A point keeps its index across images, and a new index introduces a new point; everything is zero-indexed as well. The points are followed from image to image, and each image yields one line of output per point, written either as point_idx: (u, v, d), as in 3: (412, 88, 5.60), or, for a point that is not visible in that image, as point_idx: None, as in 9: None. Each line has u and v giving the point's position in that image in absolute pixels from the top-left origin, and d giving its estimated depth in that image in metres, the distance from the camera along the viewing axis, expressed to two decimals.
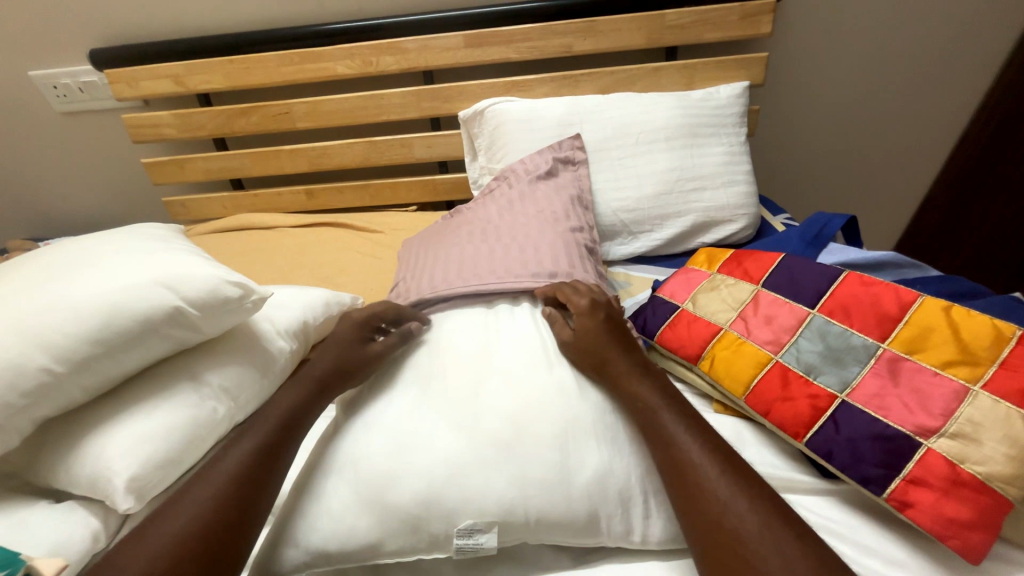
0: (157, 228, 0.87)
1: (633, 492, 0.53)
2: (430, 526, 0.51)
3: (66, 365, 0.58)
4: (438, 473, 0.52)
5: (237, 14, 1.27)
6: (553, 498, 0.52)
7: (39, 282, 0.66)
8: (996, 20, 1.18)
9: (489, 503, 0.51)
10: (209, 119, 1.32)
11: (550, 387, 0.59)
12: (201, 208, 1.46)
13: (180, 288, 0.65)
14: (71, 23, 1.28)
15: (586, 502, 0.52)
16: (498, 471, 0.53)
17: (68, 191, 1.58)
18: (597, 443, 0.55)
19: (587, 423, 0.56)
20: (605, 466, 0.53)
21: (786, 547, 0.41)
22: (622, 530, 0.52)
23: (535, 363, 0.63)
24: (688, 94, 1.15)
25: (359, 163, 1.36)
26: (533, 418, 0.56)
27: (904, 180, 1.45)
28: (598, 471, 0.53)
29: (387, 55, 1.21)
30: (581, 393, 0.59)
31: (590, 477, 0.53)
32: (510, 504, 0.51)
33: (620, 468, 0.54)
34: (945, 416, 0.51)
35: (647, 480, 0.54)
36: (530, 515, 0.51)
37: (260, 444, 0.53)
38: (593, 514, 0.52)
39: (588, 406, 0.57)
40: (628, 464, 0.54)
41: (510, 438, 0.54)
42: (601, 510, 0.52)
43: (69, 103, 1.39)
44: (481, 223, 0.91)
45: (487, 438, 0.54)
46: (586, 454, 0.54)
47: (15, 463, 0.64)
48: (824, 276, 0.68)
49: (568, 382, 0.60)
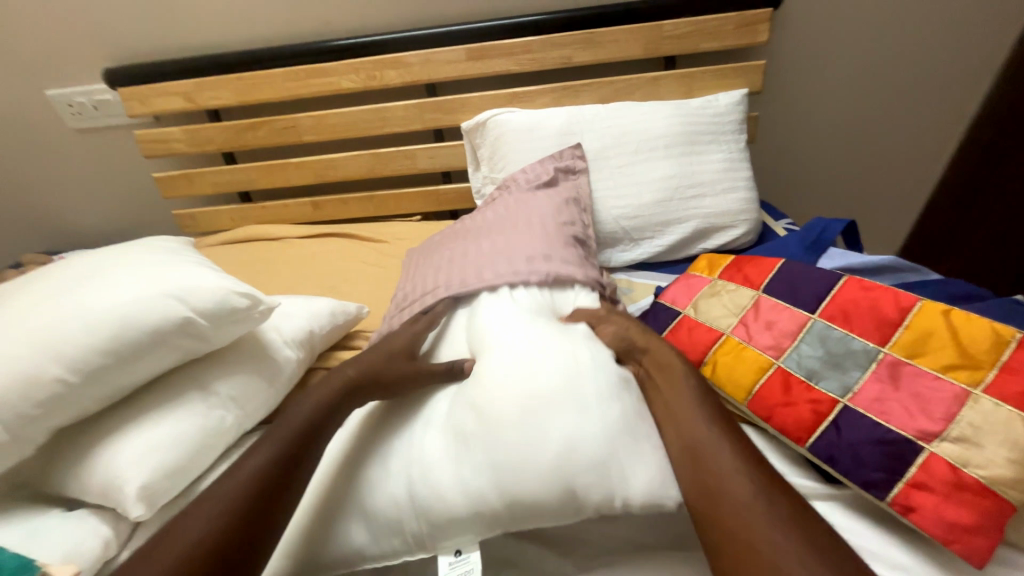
0: (169, 241, 0.89)
1: (604, 456, 0.51)
2: (411, 526, 0.52)
3: (78, 375, 0.60)
4: (413, 470, 0.54)
5: (245, 32, 1.30)
6: (519, 481, 0.50)
7: (54, 294, 0.69)
8: (991, 25, 1.19)
9: (454, 497, 0.52)
10: (218, 134, 1.35)
11: (515, 368, 0.58)
12: (210, 221, 1.49)
13: (189, 298, 0.67)
14: (86, 44, 1.32)
15: (547, 487, 0.50)
16: (464, 463, 0.53)
17: (81, 206, 1.61)
18: (562, 413, 0.53)
19: (548, 396, 0.54)
20: (570, 437, 0.51)
21: (818, 536, 0.41)
22: (601, 500, 0.50)
23: (503, 349, 0.62)
24: (687, 102, 1.16)
25: (363, 175, 1.38)
26: (493, 403, 0.55)
27: (907, 183, 1.44)
28: (564, 442, 0.51)
29: (391, 69, 1.24)
30: (543, 366, 0.57)
31: (554, 451, 0.51)
32: (475, 495, 0.51)
33: (586, 434, 0.51)
34: (945, 420, 0.51)
35: (616, 439, 0.52)
36: (497, 504, 0.51)
37: (282, 456, 0.51)
38: (566, 493, 0.50)
39: (547, 379, 0.56)
40: (596, 432, 0.52)
41: (476, 429, 0.54)
42: (574, 483, 0.50)
43: (83, 121, 1.44)
44: (476, 227, 0.94)
45: (456, 434, 0.55)
46: (551, 427, 0.52)
47: (27, 473, 0.65)
48: (824, 281, 0.68)
49: (534, 358, 0.58)
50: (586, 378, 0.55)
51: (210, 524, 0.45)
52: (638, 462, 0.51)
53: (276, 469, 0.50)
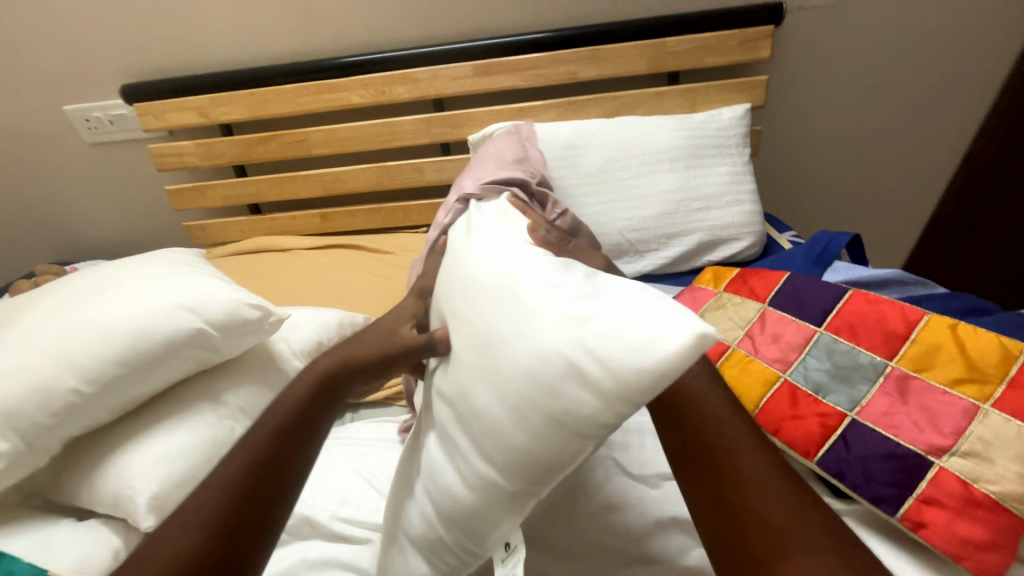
0: (182, 252, 0.91)
1: (567, 360, 0.39)
2: (449, 531, 0.47)
3: (93, 386, 0.61)
4: (426, 471, 0.49)
5: (259, 50, 1.34)
6: (510, 434, 0.41)
7: (69, 305, 0.70)
8: (991, 42, 1.21)
9: (468, 484, 0.45)
10: (230, 148, 1.38)
11: (464, 316, 0.49)
12: (220, 232, 1.52)
13: (202, 310, 0.68)
14: (105, 62, 1.36)
15: (535, 440, 0.40)
16: (461, 445, 0.46)
17: (93, 218, 1.64)
18: (512, 339, 0.42)
19: (496, 328, 0.44)
20: (530, 357, 0.41)
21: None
22: (592, 410, 0.38)
23: (450, 296, 0.53)
24: (691, 116, 1.18)
25: (371, 187, 1.40)
26: (459, 371, 0.47)
27: (912, 196, 1.45)
28: (523, 369, 0.41)
29: (400, 84, 1.27)
30: (480, 298, 0.47)
31: (518, 384, 0.41)
32: (485, 469, 0.43)
33: (540, 348, 0.40)
34: (955, 435, 0.51)
35: (572, 337, 0.39)
36: (508, 479, 0.42)
37: (254, 465, 0.48)
38: (554, 422, 0.39)
39: (488, 312, 0.46)
40: (549, 339, 0.40)
41: (457, 406, 0.47)
42: (553, 411, 0.39)
43: (99, 135, 1.47)
44: None
45: (445, 421, 0.49)
46: (507, 360, 0.42)
47: (39, 482, 0.66)
48: (829, 294, 0.68)
49: (471, 291, 0.49)
50: (521, 282, 0.45)
51: (178, 543, 0.43)
52: (608, 336, 0.39)
53: (248, 481, 0.47)
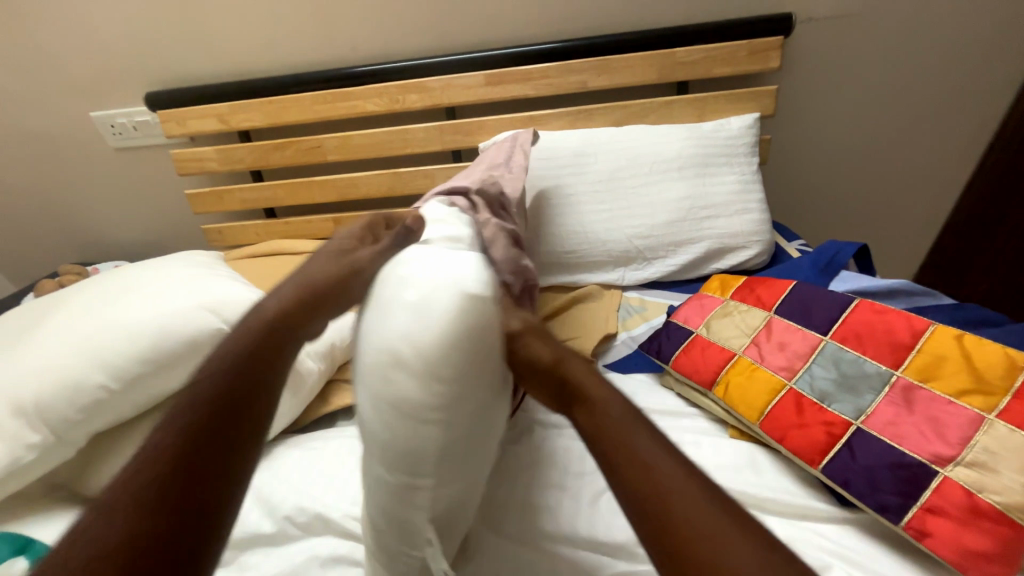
0: (202, 255, 0.95)
1: (394, 353, 0.42)
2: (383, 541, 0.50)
3: (119, 382, 0.64)
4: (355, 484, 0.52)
5: (278, 59, 1.38)
6: (381, 435, 0.44)
7: (96, 305, 0.73)
8: (1002, 53, 1.21)
9: (376, 489, 0.47)
10: (247, 153, 1.42)
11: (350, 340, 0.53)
12: (236, 235, 1.56)
13: (222, 311, 0.71)
14: (131, 70, 1.42)
15: (386, 430, 0.43)
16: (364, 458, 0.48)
17: (116, 220, 1.70)
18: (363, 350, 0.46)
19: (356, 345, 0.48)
20: (371, 362, 0.44)
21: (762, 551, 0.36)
22: (421, 394, 0.42)
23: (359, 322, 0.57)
24: (700, 125, 1.19)
25: (384, 193, 1.43)
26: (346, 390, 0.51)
27: (923, 205, 1.44)
28: (366, 374, 0.44)
29: (413, 93, 1.30)
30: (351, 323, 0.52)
31: (370, 388, 0.44)
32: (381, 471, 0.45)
33: (373, 351, 0.44)
34: (960, 445, 0.52)
35: (393, 333, 0.43)
36: (383, 472, 0.45)
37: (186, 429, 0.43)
38: (404, 414, 0.42)
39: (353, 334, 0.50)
40: (377, 341, 0.44)
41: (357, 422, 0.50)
42: (402, 404, 0.42)
43: (124, 140, 1.52)
44: None
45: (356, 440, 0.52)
46: (360, 369, 0.46)
47: (62, 475, 0.68)
48: (836, 304, 0.69)
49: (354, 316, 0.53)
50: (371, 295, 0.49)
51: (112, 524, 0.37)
52: (422, 327, 0.42)
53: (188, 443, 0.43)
